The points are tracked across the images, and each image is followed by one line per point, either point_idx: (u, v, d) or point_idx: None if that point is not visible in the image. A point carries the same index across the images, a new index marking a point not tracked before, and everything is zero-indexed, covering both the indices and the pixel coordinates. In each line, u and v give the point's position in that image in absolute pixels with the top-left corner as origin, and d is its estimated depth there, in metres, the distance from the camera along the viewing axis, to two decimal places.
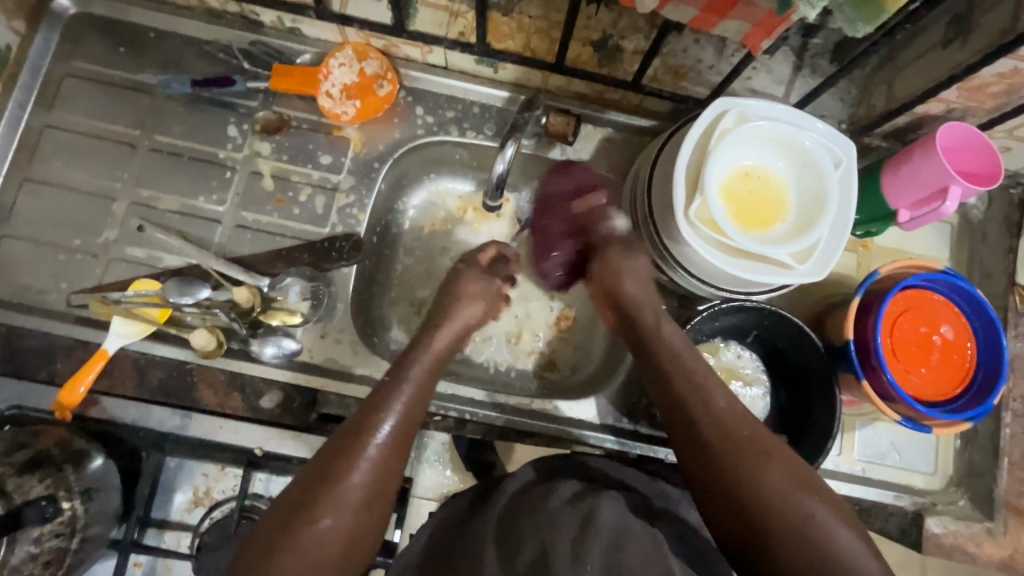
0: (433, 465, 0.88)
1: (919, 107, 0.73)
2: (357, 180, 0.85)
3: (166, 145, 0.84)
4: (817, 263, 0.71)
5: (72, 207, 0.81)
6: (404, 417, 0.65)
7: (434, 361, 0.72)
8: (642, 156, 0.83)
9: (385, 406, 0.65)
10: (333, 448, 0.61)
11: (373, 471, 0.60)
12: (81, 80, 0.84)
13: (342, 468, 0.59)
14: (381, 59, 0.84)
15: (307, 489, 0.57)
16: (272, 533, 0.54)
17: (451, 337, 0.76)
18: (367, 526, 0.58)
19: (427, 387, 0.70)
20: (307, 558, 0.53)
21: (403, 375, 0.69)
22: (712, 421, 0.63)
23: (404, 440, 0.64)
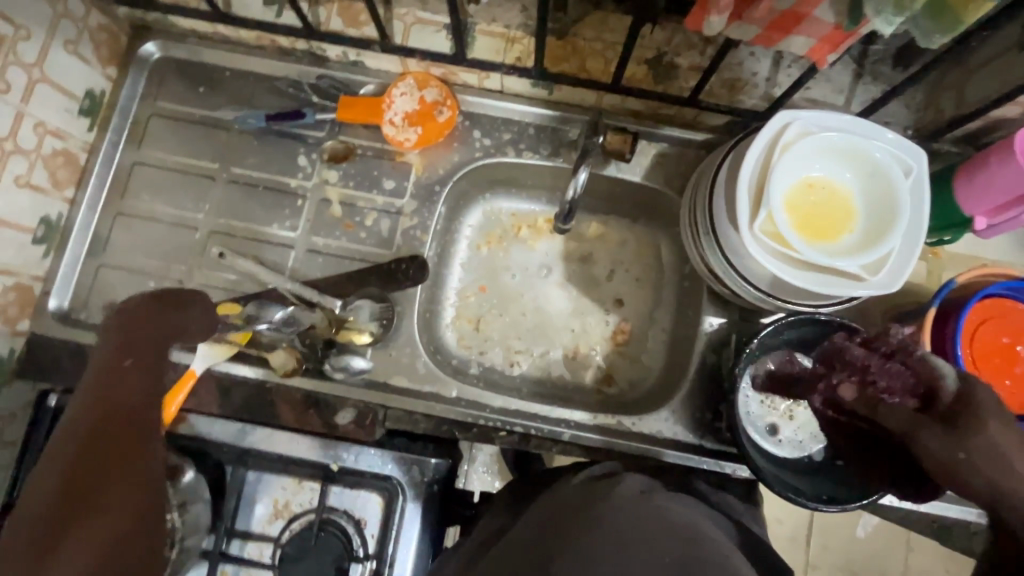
0: (482, 474, 1.02)
1: (994, 112, 0.71)
2: (419, 204, 0.88)
3: (242, 176, 0.89)
4: (889, 275, 0.69)
5: (161, 238, 0.88)
6: (126, 399, 0.68)
7: (155, 340, 0.71)
8: (701, 169, 0.83)
9: (104, 386, 0.68)
10: (59, 483, 0.64)
11: (115, 454, 0.65)
12: (165, 119, 0.91)
13: (86, 495, 0.63)
14: (440, 87, 0.88)
15: (76, 481, 0.64)
16: (46, 530, 0.62)
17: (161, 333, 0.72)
18: (122, 489, 0.64)
19: (147, 360, 0.70)
20: (90, 548, 0.60)
21: (126, 364, 0.70)
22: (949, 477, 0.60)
23: (130, 403, 0.68)
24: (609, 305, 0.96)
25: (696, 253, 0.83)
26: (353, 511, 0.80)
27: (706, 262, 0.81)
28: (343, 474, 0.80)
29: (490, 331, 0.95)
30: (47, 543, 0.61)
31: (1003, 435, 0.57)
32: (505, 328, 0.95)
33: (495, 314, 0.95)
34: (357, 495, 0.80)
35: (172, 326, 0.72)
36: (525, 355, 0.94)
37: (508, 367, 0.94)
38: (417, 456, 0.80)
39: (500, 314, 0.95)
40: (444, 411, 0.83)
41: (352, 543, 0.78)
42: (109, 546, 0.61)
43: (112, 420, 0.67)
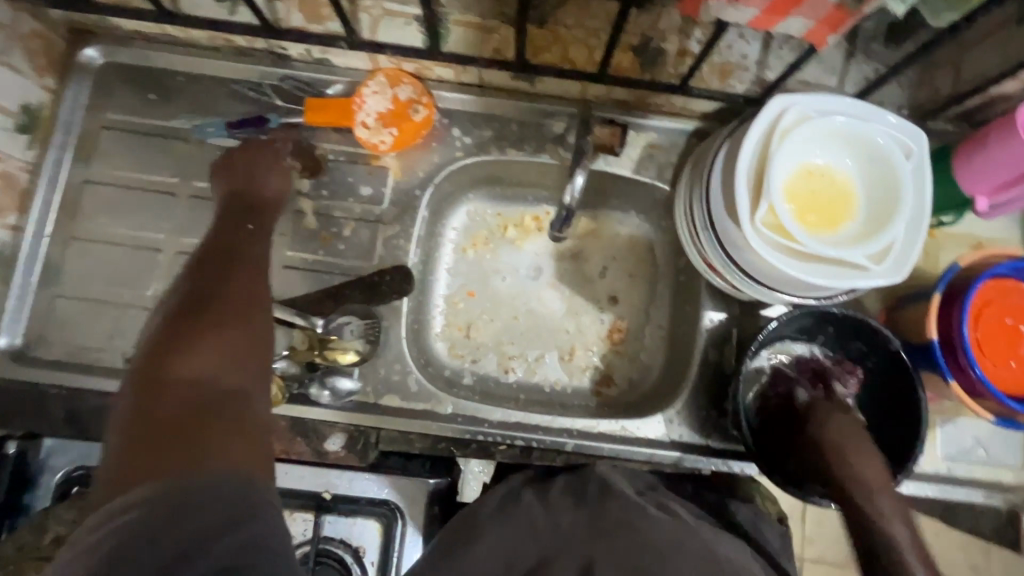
0: (478, 476, 0.95)
1: (993, 89, 0.69)
2: (400, 210, 0.83)
3: (205, 190, 0.82)
4: (894, 265, 0.67)
5: (119, 262, 0.81)
6: (251, 248, 0.62)
7: (269, 209, 0.70)
8: (694, 160, 0.80)
9: (237, 236, 0.63)
10: (188, 299, 0.54)
11: (241, 283, 0.57)
12: (115, 131, 0.83)
13: (216, 292, 0.56)
14: (414, 83, 0.82)
15: (203, 287, 0.55)
16: (168, 336, 0.52)
17: (269, 210, 0.70)
18: (256, 322, 0.55)
19: (264, 231, 0.66)
20: (216, 346, 0.51)
21: (250, 222, 0.66)
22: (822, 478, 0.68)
23: (263, 253, 0.62)
24: (603, 304, 0.92)
25: (693, 248, 0.79)
26: (350, 540, 0.74)
27: (704, 258, 0.78)
28: (336, 502, 0.75)
29: (482, 339, 0.91)
30: (166, 351, 0.50)
31: (850, 436, 0.68)
32: (497, 334, 0.91)
33: (486, 320, 0.91)
34: (354, 522, 0.75)
35: (261, 178, 0.72)
36: (520, 361, 0.90)
37: (503, 374, 0.90)
38: (415, 479, 0.76)
39: (491, 319, 0.91)
40: (439, 429, 0.79)
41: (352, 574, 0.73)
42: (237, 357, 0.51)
43: (238, 255, 0.61)
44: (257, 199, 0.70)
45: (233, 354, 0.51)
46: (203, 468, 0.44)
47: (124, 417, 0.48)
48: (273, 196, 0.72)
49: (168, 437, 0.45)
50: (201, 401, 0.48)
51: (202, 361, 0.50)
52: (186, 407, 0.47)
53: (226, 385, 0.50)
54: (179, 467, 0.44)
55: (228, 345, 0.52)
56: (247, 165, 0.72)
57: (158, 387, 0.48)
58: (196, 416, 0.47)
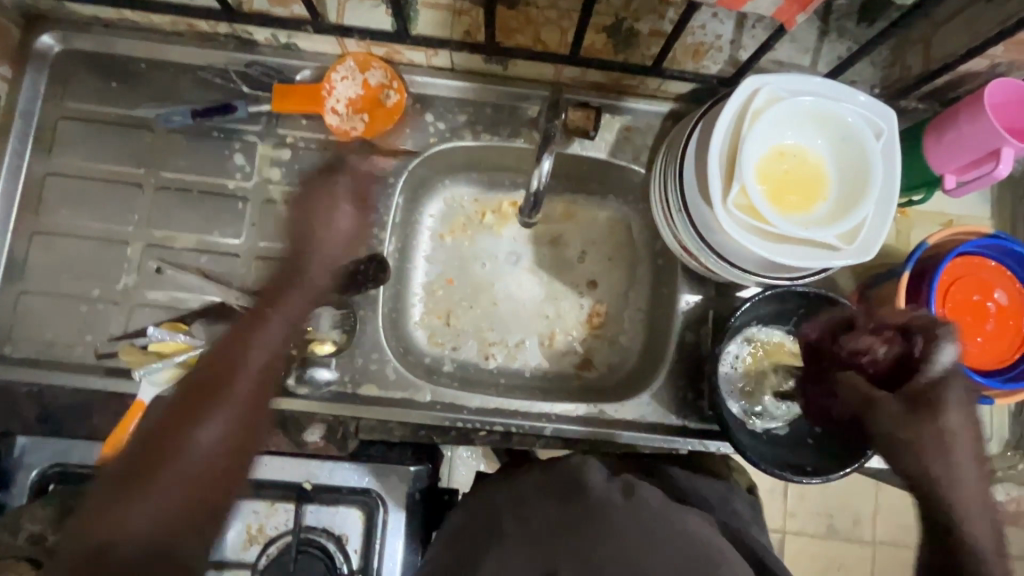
0: (466, 458, 0.98)
1: (963, 66, 0.69)
2: (374, 198, 0.82)
3: (173, 181, 0.80)
4: (864, 244, 0.67)
5: (87, 256, 0.79)
6: (248, 352, 0.65)
7: (288, 327, 0.69)
8: (669, 143, 0.79)
9: (237, 360, 0.64)
10: (171, 407, 0.60)
11: (222, 423, 0.60)
12: (77, 121, 0.80)
13: (208, 408, 0.60)
14: (384, 68, 0.80)
15: (190, 404, 0.60)
16: (121, 477, 0.55)
17: (284, 324, 0.69)
18: (232, 473, 0.60)
19: (267, 383, 0.65)
20: (167, 496, 0.55)
21: (261, 334, 0.67)
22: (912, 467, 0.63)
23: (262, 399, 0.64)
24: (581, 289, 0.92)
25: (668, 230, 0.80)
26: (332, 527, 0.75)
27: (679, 239, 0.78)
28: (318, 492, 0.75)
29: (461, 326, 0.90)
30: (122, 484, 0.54)
31: (956, 412, 0.63)
32: (477, 321, 0.91)
33: (464, 307, 0.91)
34: (336, 510, 0.75)
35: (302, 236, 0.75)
36: (500, 347, 0.90)
37: (483, 361, 0.90)
38: (396, 467, 0.77)
39: (469, 306, 0.91)
40: (418, 416, 0.79)
41: (336, 560, 0.74)
42: (194, 492, 0.56)
43: (224, 387, 0.62)
44: (291, 299, 0.71)
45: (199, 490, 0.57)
46: None
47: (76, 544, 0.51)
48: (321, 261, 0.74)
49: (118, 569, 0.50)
50: (150, 551, 0.52)
51: (159, 502, 0.54)
52: (138, 549, 0.52)
53: (168, 517, 0.54)
54: None
55: (181, 486, 0.56)
56: (314, 236, 0.75)
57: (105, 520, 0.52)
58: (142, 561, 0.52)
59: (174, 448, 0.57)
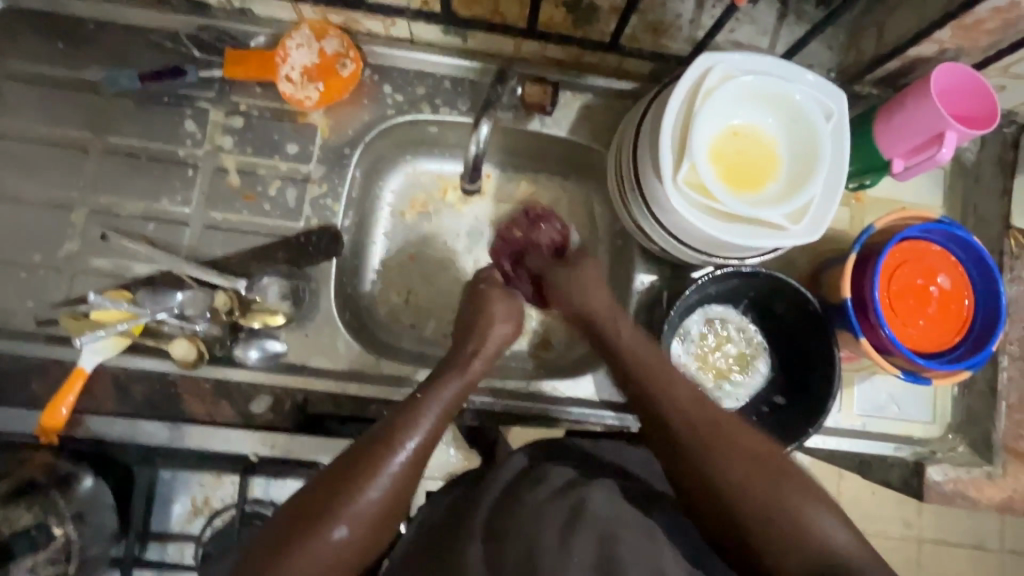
0: (435, 443, 0.83)
1: (912, 50, 0.70)
2: (329, 169, 0.81)
3: (120, 146, 0.78)
4: (811, 224, 0.68)
5: (28, 221, 0.77)
6: (439, 415, 0.63)
7: (462, 384, 0.68)
8: (625, 122, 0.79)
9: (412, 423, 0.61)
10: (355, 454, 0.59)
11: (394, 484, 0.58)
12: (20, 82, 0.78)
13: (377, 466, 0.58)
14: (341, 37, 0.79)
15: (364, 457, 0.58)
16: (297, 519, 0.55)
17: (460, 384, 0.67)
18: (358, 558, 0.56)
19: (432, 447, 0.62)
20: (321, 561, 0.53)
21: (434, 393, 0.65)
22: (669, 407, 0.62)
23: (426, 461, 0.61)
24: None
25: (625, 209, 0.80)
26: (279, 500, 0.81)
27: (634, 218, 0.78)
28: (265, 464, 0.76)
29: (419, 303, 0.90)
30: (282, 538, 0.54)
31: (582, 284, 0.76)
32: (434, 298, 0.90)
33: (423, 284, 0.90)
34: (284, 484, 0.81)
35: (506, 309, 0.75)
36: None
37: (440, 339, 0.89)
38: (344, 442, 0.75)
39: (427, 284, 0.90)
40: (368, 390, 0.78)
41: None
42: (341, 559, 0.55)
43: (423, 444, 0.61)
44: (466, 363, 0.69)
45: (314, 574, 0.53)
46: None
47: None
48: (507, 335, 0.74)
49: None
50: None
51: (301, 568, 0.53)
52: None
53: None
54: None
55: (332, 554, 0.54)
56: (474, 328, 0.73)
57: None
58: None
59: (343, 511, 0.55)
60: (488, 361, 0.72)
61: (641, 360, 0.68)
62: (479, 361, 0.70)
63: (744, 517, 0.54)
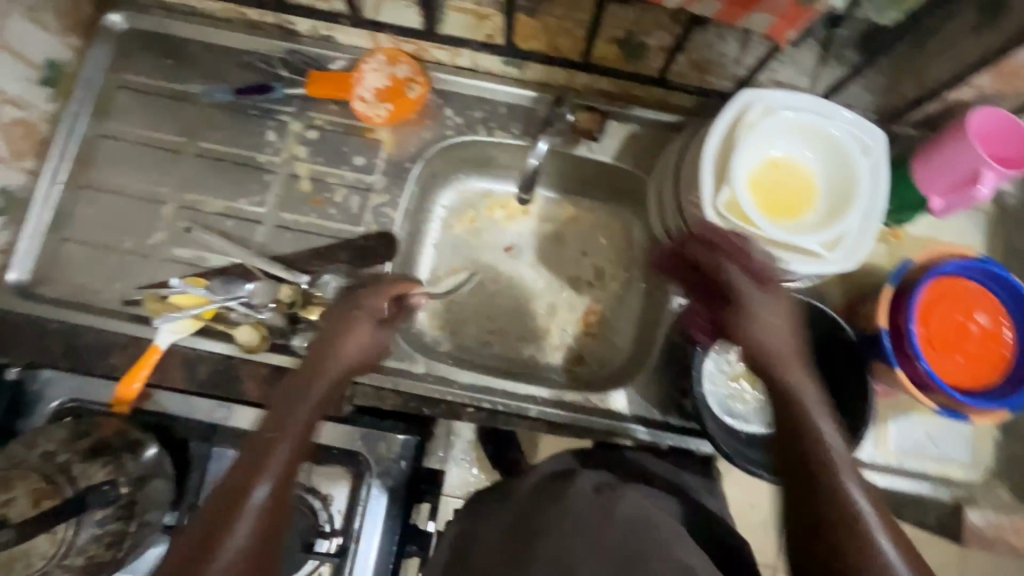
0: (461, 463, 1.03)
1: (950, 95, 0.73)
2: (390, 181, 0.88)
3: (210, 151, 0.88)
4: (848, 251, 0.70)
5: (126, 212, 0.86)
6: (294, 450, 0.58)
7: (315, 406, 0.63)
8: (667, 152, 0.84)
9: (261, 466, 0.56)
10: (203, 516, 0.53)
11: (256, 532, 0.52)
12: (132, 92, 0.89)
13: (229, 519, 0.52)
14: (412, 63, 0.87)
15: (222, 512, 0.53)
16: None
17: (312, 409, 0.63)
18: None
19: (292, 479, 0.57)
20: None
21: (284, 429, 0.59)
22: (823, 446, 0.54)
23: (285, 496, 0.56)
24: (579, 287, 0.96)
25: (663, 232, 0.84)
26: (320, 488, 0.80)
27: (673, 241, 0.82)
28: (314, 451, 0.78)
29: (462, 311, 0.95)
30: None
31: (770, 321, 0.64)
32: (477, 309, 0.95)
33: (464, 293, 0.95)
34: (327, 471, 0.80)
35: (360, 348, 0.70)
36: (498, 336, 0.94)
37: (476, 348, 0.93)
38: (383, 434, 0.80)
39: (468, 293, 0.95)
40: (415, 387, 0.83)
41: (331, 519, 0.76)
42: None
43: (281, 489, 0.56)
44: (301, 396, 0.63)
45: None
46: None
47: None
48: (356, 361, 0.70)
49: None
50: None
51: None
52: None
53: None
54: None
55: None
56: (330, 349, 0.68)
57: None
58: None
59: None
60: (337, 380, 0.67)
61: (790, 382, 0.59)
62: (321, 380, 0.66)
63: (873, 572, 0.48)
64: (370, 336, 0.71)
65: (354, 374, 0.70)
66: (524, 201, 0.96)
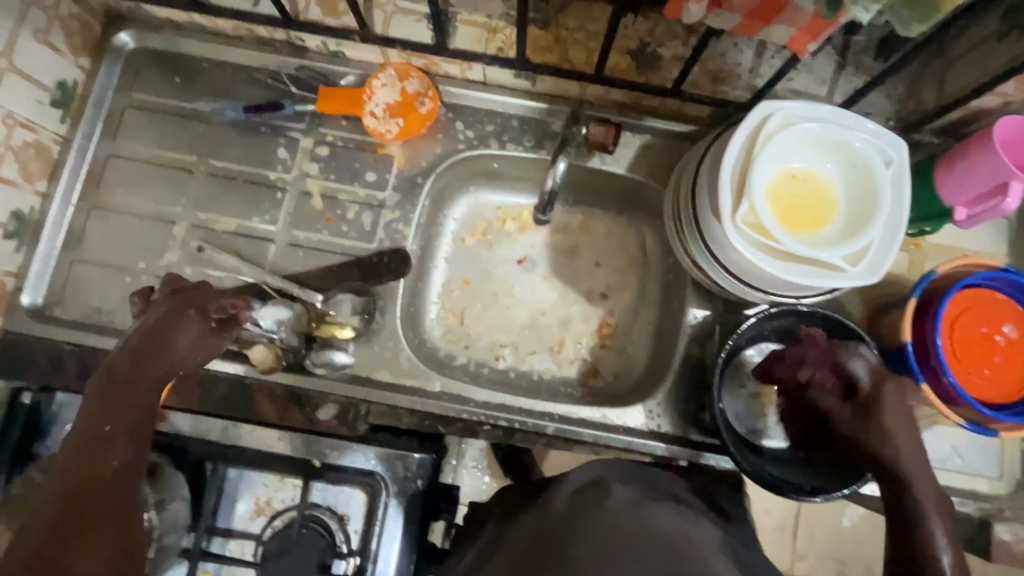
0: (472, 470, 1.03)
1: (974, 102, 0.72)
2: (402, 196, 0.87)
3: (221, 169, 0.87)
4: (871, 265, 0.69)
5: (138, 232, 0.86)
6: (120, 446, 0.59)
7: (152, 393, 0.62)
8: (683, 163, 0.83)
9: (78, 462, 0.57)
10: (32, 515, 0.54)
11: (102, 534, 0.54)
12: (143, 111, 0.88)
13: (84, 519, 0.54)
14: (422, 78, 0.87)
15: (71, 513, 0.54)
16: None
17: (149, 399, 0.62)
18: None
19: (134, 471, 0.59)
20: None
21: (118, 425, 0.59)
22: (913, 485, 0.59)
23: (126, 490, 0.58)
24: (593, 299, 0.95)
25: (680, 245, 0.82)
26: (336, 507, 0.79)
27: (690, 254, 0.81)
28: (324, 471, 0.78)
29: (475, 326, 0.94)
30: None
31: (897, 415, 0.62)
32: (490, 323, 0.94)
33: (476, 307, 0.94)
34: (341, 490, 0.79)
35: (168, 347, 0.64)
36: (512, 350, 0.93)
37: (491, 363, 0.92)
38: (399, 452, 0.78)
39: (481, 307, 0.94)
40: (429, 405, 0.82)
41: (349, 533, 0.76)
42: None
43: (93, 487, 0.56)
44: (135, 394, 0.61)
45: None
46: None
47: None
48: (184, 357, 0.65)
49: None
50: None
51: None
52: None
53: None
54: None
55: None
56: (160, 344, 0.64)
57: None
58: None
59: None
60: (160, 369, 0.64)
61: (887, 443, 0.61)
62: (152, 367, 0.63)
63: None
64: (204, 336, 0.67)
65: (184, 362, 0.66)
66: (542, 221, 0.95)
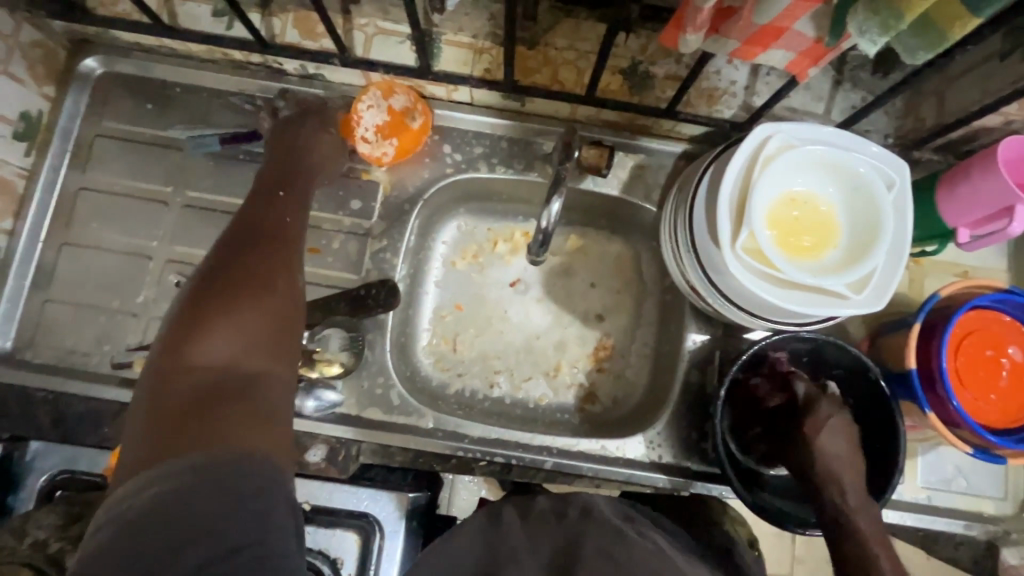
0: (468, 483, 0.98)
1: (975, 121, 0.70)
2: (389, 224, 0.84)
3: (197, 200, 0.83)
4: (876, 291, 0.67)
5: (111, 269, 0.82)
6: (293, 215, 0.67)
7: (304, 186, 0.72)
8: (681, 184, 0.79)
9: (262, 209, 0.65)
10: (228, 240, 0.60)
11: (287, 253, 0.61)
12: (114, 140, 0.84)
13: (270, 237, 0.61)
14: (408, 92, 0.83)
15: (259, 232, 0.61)
16: (186, 321, 0.52)
17: (302, 187, 0.71)
18: (268, 305, 0.55)
19: (301, 219, 0.67)
20: (257, 319, 0.53)
21: (286, 194, 0.69)
22: (842, 497, 0.65)
23: (299, 229, 0.65)
24: (589, 323, 0.92)
25: (678, 270, 0.80)
26: (329, 551, 0.74)
27: (688, 281, 0.79)
28: (316, 514, 0.75)
29: (467, 353, 0.91)
30: (206, 316, 0.53)
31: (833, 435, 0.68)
32: (482, 350, 0.91)
33: (468, 333, 0.91)
34: (333, 533, 0.75)
35: (306, 162, 0.75)
36: (506, 378, 0.90)
37: (484, 391, 0.90)
38: (393, 494, 0.76)
39: (473, 333, 0.91)
40: (414, 442, 0.80)
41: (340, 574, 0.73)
42: (273, 333, 0.54)
43: (280, 228, 0.63)
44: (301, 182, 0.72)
45: (251, 341, 0.52)
46: (214, 451, 0.44)
47: (144, 402, 0.49)
48: (318, 162, 0.76)
49: (185, 413, 0.47)
50: (205, 390, 0.48)
51: (230, 337, 0.52)
52: (201, 390, 0.48)
53: (254, 369, 0.51)
54: (198, 445, 0.44)
55: (267, 313, 0.54)
56: (301, 150, 0.75)
57: (188, 442, 0.45)
58: (199, 406, 0.47)
59: (270, 284, 0.56)
60: (307, 173, 0.74)
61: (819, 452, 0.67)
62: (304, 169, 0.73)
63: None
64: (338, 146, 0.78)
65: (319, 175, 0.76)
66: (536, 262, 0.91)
